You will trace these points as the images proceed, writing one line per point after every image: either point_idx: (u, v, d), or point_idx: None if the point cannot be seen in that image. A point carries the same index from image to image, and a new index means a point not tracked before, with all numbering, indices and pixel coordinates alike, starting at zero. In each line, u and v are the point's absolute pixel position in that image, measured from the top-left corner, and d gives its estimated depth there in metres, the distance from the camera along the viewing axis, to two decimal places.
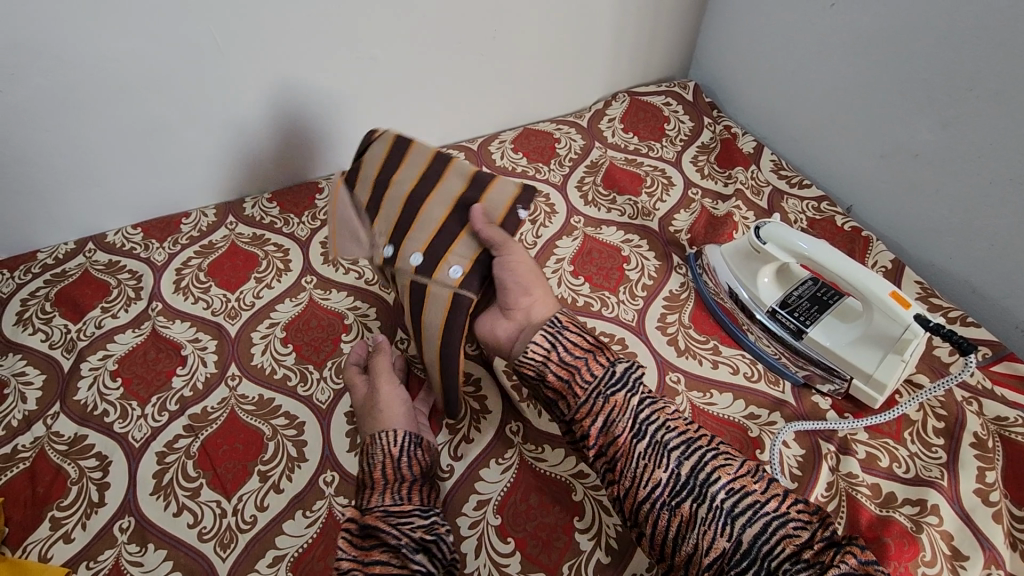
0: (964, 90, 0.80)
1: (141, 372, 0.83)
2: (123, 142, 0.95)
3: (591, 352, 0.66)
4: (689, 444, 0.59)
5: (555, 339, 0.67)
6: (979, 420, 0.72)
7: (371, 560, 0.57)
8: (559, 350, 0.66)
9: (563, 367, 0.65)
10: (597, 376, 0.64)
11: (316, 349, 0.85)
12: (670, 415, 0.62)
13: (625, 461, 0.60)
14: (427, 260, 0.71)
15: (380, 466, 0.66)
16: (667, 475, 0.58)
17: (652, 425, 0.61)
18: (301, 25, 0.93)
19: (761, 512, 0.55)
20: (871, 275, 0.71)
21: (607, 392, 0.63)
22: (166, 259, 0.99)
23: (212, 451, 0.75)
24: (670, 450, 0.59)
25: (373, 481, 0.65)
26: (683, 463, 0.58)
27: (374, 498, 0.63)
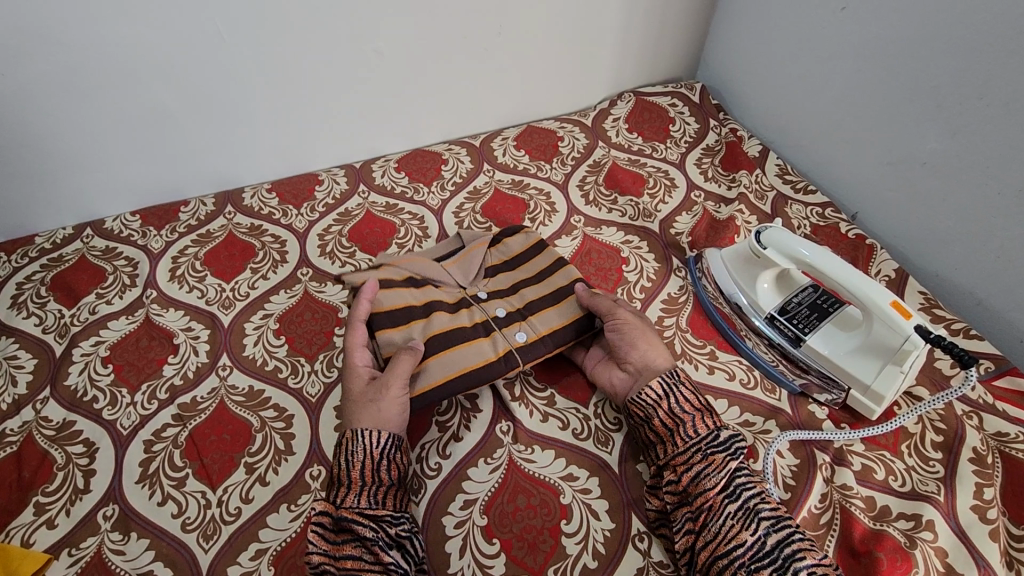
0: (975, 97, 0.78)
1: (132, 359, 0.83)
2: (123, 129, 0.95)
3: (699, 412, 0.67)
4: (780, 520, 0.58)
5: (671, 392, 0.68)
6: (979, 434, 0.70)
7: (343, 556, 0.59)
8: (671, 401, 0.68)
9: (671, 417, 0.67)
10: (700, 435, 0.65)
11: (308, 342, 0.85)
12: (767, 490, 0.62)
13: (712, 516, 0.60)
14: (513, 317, 0.79)
15: (360, 466, 0.64)
16: (752, 538, 0.57)
17: (747, 491, 0.61)
18: (305, 18, 0.92)
19: None
20: (873, 284, 0.70)
21: (707, 450, 0.64)
22: (163, 247, 0.99)
23: (199, 441, 0.74)
24: (759, 518, 0.58)
25: (350, 481, 0.63)
26: (771, 533, 0.57)
27: (348, 497, 0.62)
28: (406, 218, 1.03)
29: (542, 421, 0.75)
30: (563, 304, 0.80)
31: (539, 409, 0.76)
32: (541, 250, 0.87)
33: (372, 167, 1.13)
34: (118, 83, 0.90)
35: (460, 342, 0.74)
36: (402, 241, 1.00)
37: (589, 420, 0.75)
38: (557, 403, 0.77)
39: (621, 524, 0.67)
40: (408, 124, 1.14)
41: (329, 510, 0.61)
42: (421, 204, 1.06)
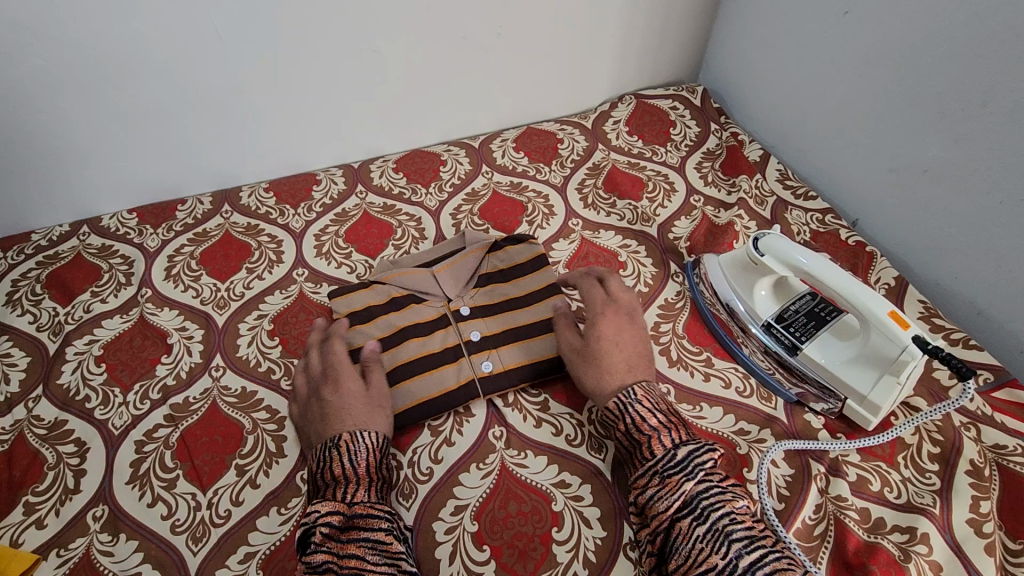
0: (977, 105, 0.77)
1: (126, 359, 0.83)
2: (119, 127, 0.95)
3: (656, 431, 0.64)
4: (753, 540, 0.55)
5: (626, 411, 0.67)
6: (977, 447, 0.69)
7: (348, 553, 0.58)
8: (627, 423, 0.66)
9: (628, 440, 0.66)
10: (656, 456, 0.63)
11: (302, 343, 0.84)
12: (738, 507, 0.58)
13: (681, 540, 0.57)
14: (487, 342, 0.79)
15: (366, 462, 0.65)
16: (723, 561, 0.54)
17: (715, 511, 0.57)
18: (304, 18, 0.92)
19: None
20: (871, 292, 0.69)
21: (663, 472, 0.61)
22: (159, 245, 0.98)
23: (191, 442, 0.74)
24: (729, 540, 0.55)
25: (357, 477, 0.64)
26: (743, 555, 0.54)
27: (357, 492, 0.63)
28: (403, 219, 1.03)
29: (535, 426, 0.75)
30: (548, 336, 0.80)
31: (533, 413, 0.76)
32: (539, 264, 0.86)
33: (371, 167, 1.12)
34: (115, 81, 0.89)
35: (427, 365, 0.76)
36: (398, 242, 0.99)
37: (582, 426, 0.75)
38: (551, 408, 0.76)
39: (613, 532, 0.66)
40: (407, 124, 1.14)
41: (335, 507, 0.61)
42: (418, 205, 1.05)
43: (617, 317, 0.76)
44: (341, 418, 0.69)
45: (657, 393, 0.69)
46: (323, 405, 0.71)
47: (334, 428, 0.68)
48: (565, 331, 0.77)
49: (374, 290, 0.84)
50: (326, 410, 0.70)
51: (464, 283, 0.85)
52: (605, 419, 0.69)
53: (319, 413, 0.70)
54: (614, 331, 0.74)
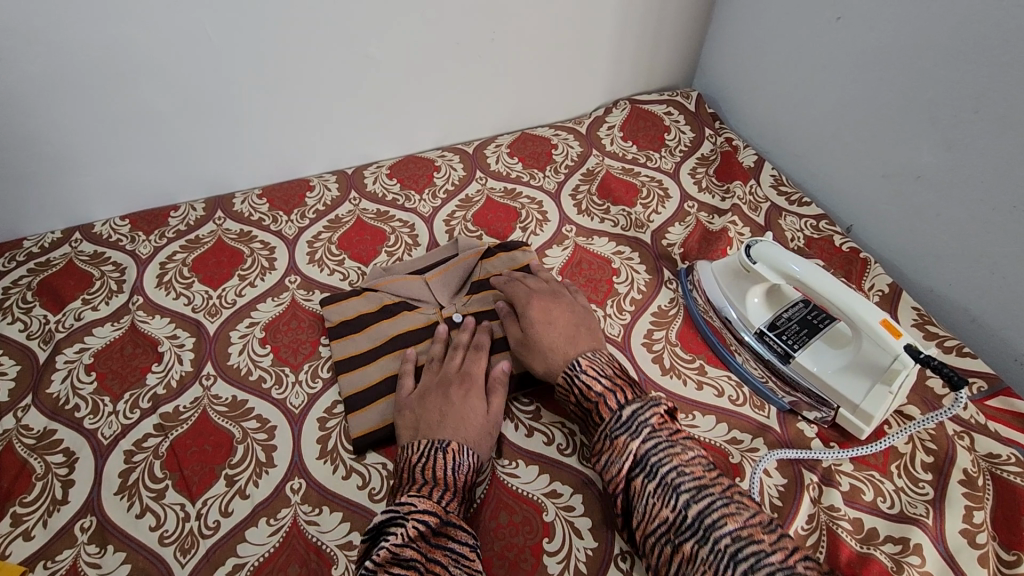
0: (970, 111, 0.77)
1: (116, 368, 0.82)
2: (111, 134, 0.95)
3: (603, 396, 0.66)
4: (701, 489, 0.58)
5: (572, 383, 0.69)
6: (970, 456, 0.69)
7: (433, 557, 0.57)
8: (576, 393, 0.68)
9: (582, 408, 0.68)
10: (605, 419, 0.65)
11: (293, 351, 0.84)
12: (686, 459, 0.60)
13: (637, 497, 0.60)
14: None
15: (465, 477, 0.64)
16: (673, 513, 0.57)
17: (663, 466, 0.59)
18: (296, 23, 0.92)
19: (765, 561, 0.52)
20: (862, 301, 0.68)
21: (611, 435, 0.63)
22: (151, 252, 0.98)
23: (180, 451, 0.73)
24: (678, 493, 0.58)
25: (453, 487, 0.63)
26: (691, 505, 0.56)
27: (451, 502, 0.62)
28: (396, 226, 1.02)
29: (527, 435, 0.74)
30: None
31: (525, 423, 0.75)
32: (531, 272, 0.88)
33: (365, 173, 1.12)
34: (109, 87, 0.89)
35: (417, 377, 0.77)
36: (391, 249, 0.99)
37: (574, 436, 0.74)
38: (543, 418, 0.76)
39: (604, 542, 0.65)
40: (401, 131, 1.14)
41: (431, 508, 0.60)
42: (411, 211, 1.05)
43: (544, 303, 0.79)
44: (454, 426, 0.67)
45: (603, 359, 0.71)
46: (447, 403, 0.70)
47: (444, 430, 0.67)
48: (508, 322, 0.79)
49: (366, 298, 0.87)
50: (447, 410, 0.69)
51: (455, 290, 0.86)
52: (560, 395, 0.72)
53: (438, 410, 0.69)
54: (541, 315, 0.77)
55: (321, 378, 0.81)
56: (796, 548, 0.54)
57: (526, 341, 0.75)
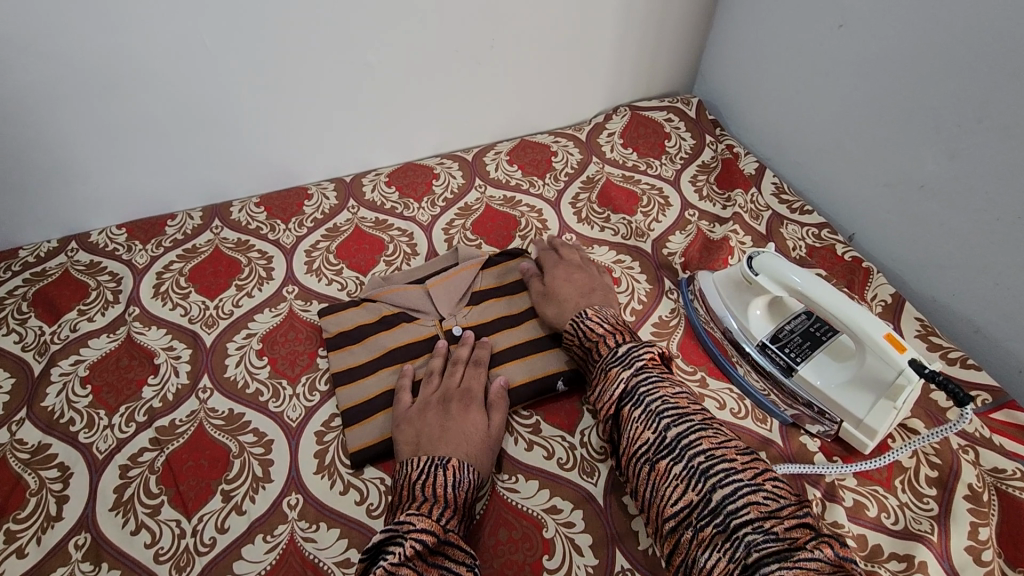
0: (973, 120, 0.77)
1: (112, 380, 0.81)
2: (107, 143, 0.94)
3: (603, 337, 0.71)
4: (682, 416, 0.61)
5: (578, 327, 0.74)
6: (974, 470, 0.69)
7: None
8: (580, 336, 0.73)
9: (584, 350, 0.73)
10: (604, 356, 0.69)
11: (291, 363, 0.83)
12: (673, 393, 0.64)
13: (624, 423, 0.64)
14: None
15: (465, 494, 0.63)
16: (654, 435, 0.60)
17: (650, 396, 0.63)
18: (294, 30, 0.91)
19: (734, 478, 0.55)
20: (866, 314, 0.68)
21: (607, 368, 0.68)
22: (148, 262, 0.97)
23: (176, 466, 0.73)
24: (660, 417, 0.61)
25: (454, 505, 0.61)
26: (671, 428, 0.60)
27: (451, 521, 0.60)
28: (395, 235, 1.01)
29: (526, 449, 0.73)
30: (535, 356, 0.79)
31: (524, 436, 0.75)
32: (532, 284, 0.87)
33: (363, 181, 1.11)
34: (106, 96, 0.89)
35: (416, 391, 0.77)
36: (390, 258, 0.98)
37: (575, 449, 0.73)
38: (543, 431, 0.75)
39: (605, 559, 0.65)
40: (399, 139, 1.13)
41: (430, 527, 0.58)
42: (410, 219, 1.04)
43: (568, 268, 0.85)
44: (455, 443, 0.66)
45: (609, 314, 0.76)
46: (447, 419, 0.69)
47: (444, 448, 0.66)
48: (531, 281, 0.85)
49: (365, 309, 0.86)
50: (447, 427, 0.68)
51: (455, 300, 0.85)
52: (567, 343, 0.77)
53: (438, 427, 0.68)
54: (565, 274, 0.83)
55: (318, 391, 0.80)
56: (763, 470, 0.56)
57: (545, 294, 0.81)
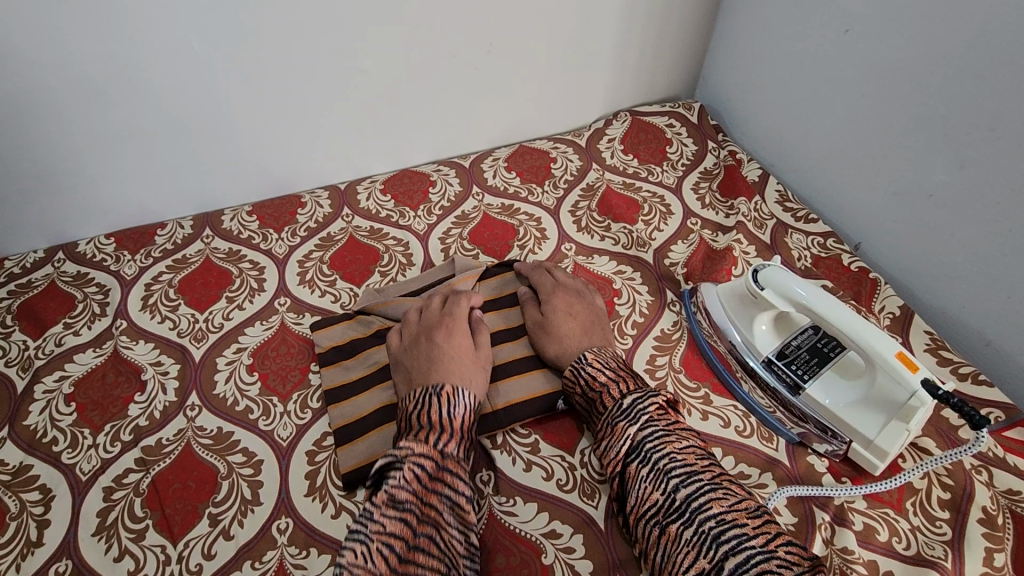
0: (985, 128, 0.74)
1: (97, 398, 0.79)
2: (94, 152, 0.91)
3: (607, 386, 0.69)
4: (690, 475, 0.59)
5: (579, 375, 0.72)
6: (988, 492, 0.66)
7: (428, 499, 0.60)
8: (583, 384, 0.71)
9: (587, 398, 0.71)
10: (608, 408, 0.68)
11: (282, 379, 0.81)
12: (679, 447, 0.62)
13: (631, 482, 0.62)
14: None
15: (461, 419, 0.67)
16: (663, 496, 0.59)
17: (657, 453, 0.62)
18: (283, 34, 0.88)
19: (746, 544, 0.52)
20: (878, 331, 0.65)
21: (612, 422, 0.66)
22: (137, 273, 0.95)
23: (162, 488, 0.70)
24: (670, 477, 0.59)
25: (450, 431, 0.65)
26: (680, 489, 0.58)
27: (449, 444, 0.64)
28: (390, 244, 0.99)
29: (525, 469, 0.71)
30: (535, 373, 0.77)
31: (522, 456, 0.72)
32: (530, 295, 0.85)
33: (358, 189, 1.09)
34: (92, 103, 0.86)
35: None
36: (385, 269, 0.95)
37: (574, 470, 0.71)
38: (541, 451, 0.73)
39: None
40: (395, 145, 1.11)
41: (427, 452, 0.63)
42: (406, 228, 1.02)
43: (567, 296, 0.81)
44: (444, 369, 0.70)
45: (608, 354, 0.74)
46: (433, 347, 0.73)
47: (435, 375, 0.70)
48: (528, 307, 0.82)
49: (358, 322, 0.84)
50: (435, 355, 0.72)
51: None
52: (565, 386, 0.74)
53: (425, 356, 0.72)
54: (564, 306, 0.80)
55: (310, 409, 0.78)
56: (777, 532, 0.54)
57: (543, 326, 0.78)
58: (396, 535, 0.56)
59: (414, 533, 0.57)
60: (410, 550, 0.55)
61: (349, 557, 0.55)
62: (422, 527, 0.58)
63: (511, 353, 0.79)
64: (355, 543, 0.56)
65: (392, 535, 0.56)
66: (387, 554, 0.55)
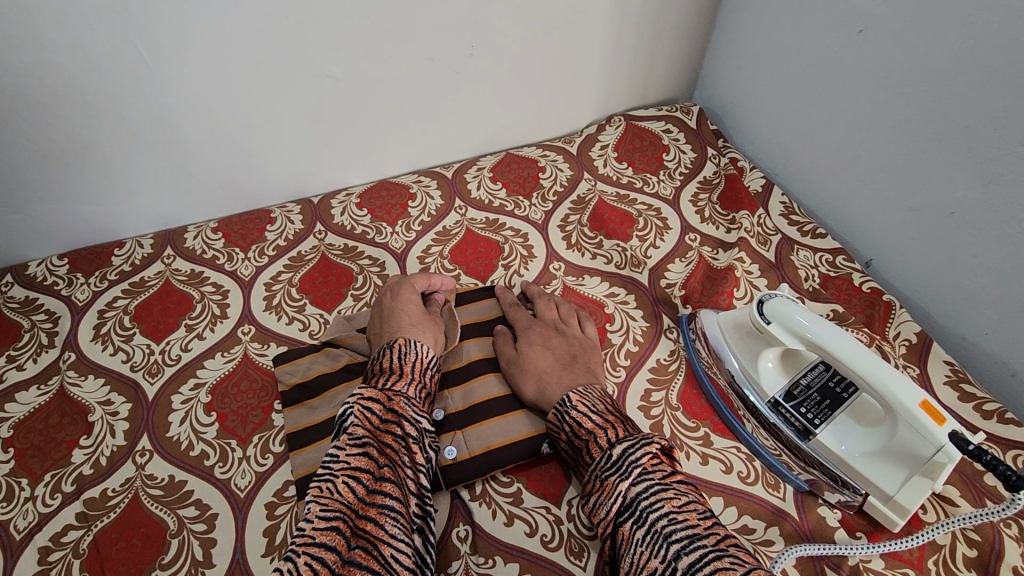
0: (1016, 141, 0.67)
1: (39, 443, 0.72)
2: (41, 169, 0.83)
3: (592, 435, 0.62)
4: (693, 540, 0.51)
5: (563, 420, 0.65)
6: (1019, 549, 0.60)
7: (384, 431, 0.59)
8: (567, 430, 0.64)
9: (573, 445, 0.64)
10: (595, 459, 0.60)
11: (241, 420, 0.74)
12: (678, 505, 0.54)
13: (624, 546, 0.54)
14: (452, 422, 0.70)
15: (413, 364, 0.67)
16: (662, 565, 0.50)
17: (653, 513, 0.54)
18: (244, 38, 0.80)
19: None
20: (898, 376, 0.58)
21: (600, 476, 0.59)
22: (90, 298, 0.87)
23: (105, 549, 0.63)
24: (669, 542, 0.51)
25: (401, 372, 0.66)
26: (681, 557, 0.50)
27: (398, 384, 0.65)
28: (365, 264, 0.92)
29: (506, 524, 0.64)
30: (518, 413, 0.71)
31: (503, 508, 0.66)
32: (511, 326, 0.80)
33: (332, 202, 1.01)
34: (34, 117, 0.78)
35: None
36: (359, 292, 0.88)
37: (560, 524, 0.64)
38: (525, 502, 0.66)
39: None
40: (372, 154, 1.03)
41: (375, 395, 0.62)
42: (382, 246, 0.94)
43: (546, 330, 0.76)
44: (395, 325, 0.72)
45: (595, 394, 0.66)
46: (381, 308, 0.76)
47: (387, 333, 0.71)
48: (504, 343, 0.76)
49: (325, 355, 0.78)
50: (388, 313, 0.75)
51: None
52: (549, 431, 0.67)
53: (380, 318, 0.75)
54: (542, 339, 0.74)
55: (272, 453, 0.71)
56: None
57: (520, 363, 0.72)
58: (361, 469, 0.55)
59: (378, 466, 0.56)
60: (377, 482, 0.55)
61: (315, 491, 0.53)
62: (384, 459, 0.57)
63: (490, 391, 0.73)
64: (319, 479, 0.54)
65: (358, 469, 0.55)
66: (353, 485, 0.54)
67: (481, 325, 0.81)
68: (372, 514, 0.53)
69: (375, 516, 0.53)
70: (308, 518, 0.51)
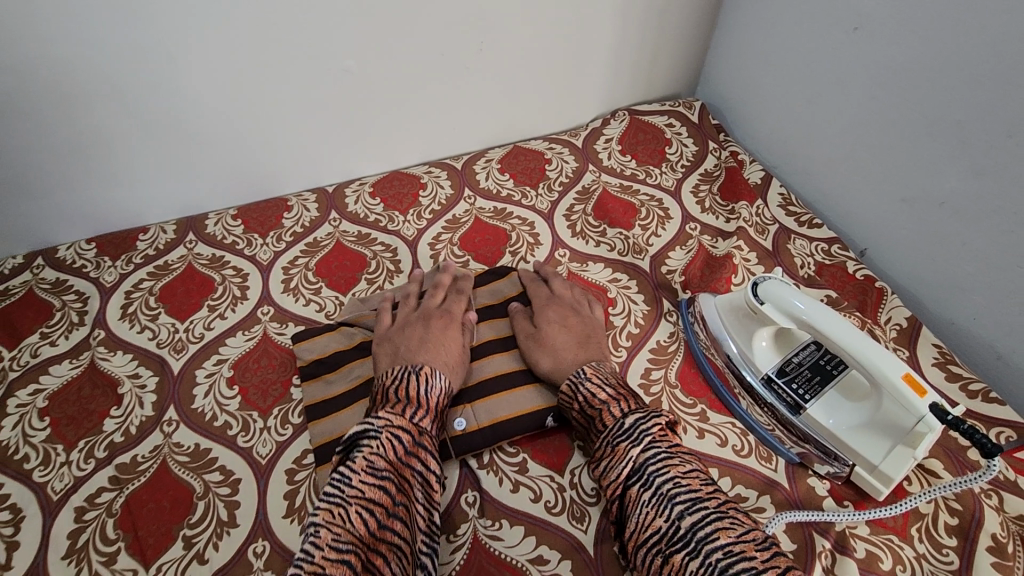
0: (1003, 134, 0.70)
1: (72, 412, 0.76)
2: (71, 156, 0.88)
3: (607, 405, 0.65)
4: (695, 501, 0.55)
5: (577, 391, 0.68)
6: (998, 518, 0.63)
7: (405, 465, 0.61)
8: (580, 400, 0.68)
9: (585, 416, 0.67)
10: (608, 427, 0.63)
11: (262, 394, 0.78)
12: (684, 471, 0.58)
13: (631, 507, 0.58)
14: (463, 396, 0.74)
15: (436, 400, 0.67)
16: (666, 523, 0.54)
17: (660, 477, 0.57)
18: (264, 33, 0.84)
19: None
20: (881, 351, 0.61)
21: (613, 442, 0.62)
22: (116, 280, 0.92)
23: (136, 509, 0.68)
24: (673, 503, 0.55)
25: (424, 407, 0.66)
26: (685, 517, 0.54)
27: (423, 417, 0.65)
28: (378, 250, 0.96)
29: (511, 491, 0.68)
30: (526, 388, 0.74)
31: (509, 477, 0.69)
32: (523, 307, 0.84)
33: (346, 192, 1.05)
34: (65, 106, 0.82)
35: None
36: (372, 276, 0.92)
37: (564, 491, 0.68)
38: (529, 470, 0.70)
39: None
40: (383, 146, 1.07)
41: (406, 426, 0.63)
42: (394, 234, 0.98)
43: (558, 309, 0.80)
44: (425, 353, 0.71)
45: (607, 370, 0.70)
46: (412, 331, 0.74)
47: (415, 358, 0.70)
48: (519, 320, 0.80)
49: (340, 333, 0.82)
50: (417, 337, 0.73)
51: None
52: (562, 402, 0.71)
53: (409, 337, 0.73)
54: (554, 318, 0.78)
55: (291, 425, 0.75)
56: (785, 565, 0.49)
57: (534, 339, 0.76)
58: (376, 501, 0.56)
59: (393, 502, 0.57)
60: (389, 519, 0.56)
61: (327, 516, 0.53)
62: (400, 497, 0.58)
63: (502, 367, 0.76)
64: (330, 502, 0.55)
65: (372, 501, 0.56)
66: (366, 517, 0.54)
67: (494, 305, 0.85)
68: (381, 550, 0.54)
69: (383, 552, 0.54)
70: (319, 544, 0.51)
